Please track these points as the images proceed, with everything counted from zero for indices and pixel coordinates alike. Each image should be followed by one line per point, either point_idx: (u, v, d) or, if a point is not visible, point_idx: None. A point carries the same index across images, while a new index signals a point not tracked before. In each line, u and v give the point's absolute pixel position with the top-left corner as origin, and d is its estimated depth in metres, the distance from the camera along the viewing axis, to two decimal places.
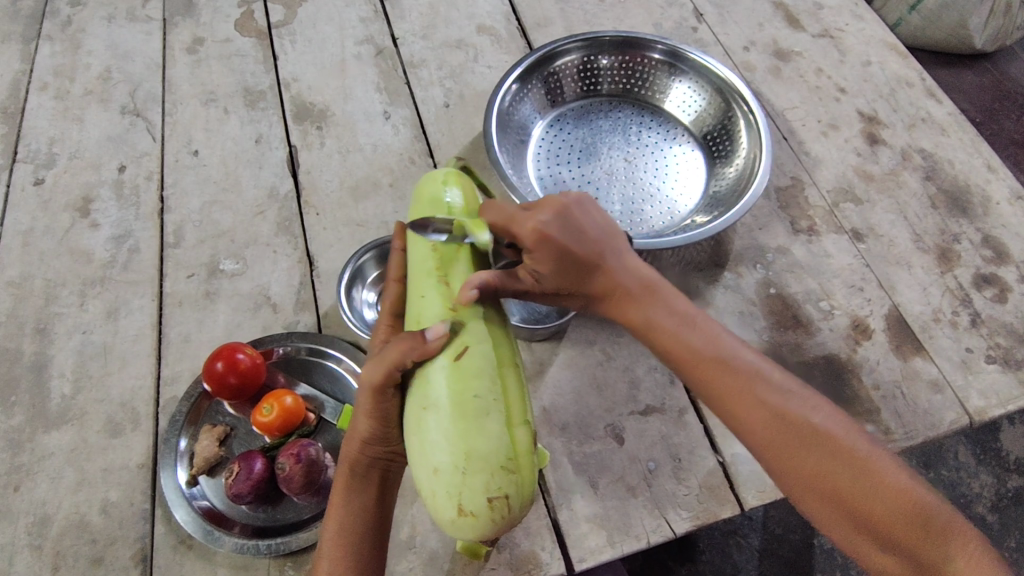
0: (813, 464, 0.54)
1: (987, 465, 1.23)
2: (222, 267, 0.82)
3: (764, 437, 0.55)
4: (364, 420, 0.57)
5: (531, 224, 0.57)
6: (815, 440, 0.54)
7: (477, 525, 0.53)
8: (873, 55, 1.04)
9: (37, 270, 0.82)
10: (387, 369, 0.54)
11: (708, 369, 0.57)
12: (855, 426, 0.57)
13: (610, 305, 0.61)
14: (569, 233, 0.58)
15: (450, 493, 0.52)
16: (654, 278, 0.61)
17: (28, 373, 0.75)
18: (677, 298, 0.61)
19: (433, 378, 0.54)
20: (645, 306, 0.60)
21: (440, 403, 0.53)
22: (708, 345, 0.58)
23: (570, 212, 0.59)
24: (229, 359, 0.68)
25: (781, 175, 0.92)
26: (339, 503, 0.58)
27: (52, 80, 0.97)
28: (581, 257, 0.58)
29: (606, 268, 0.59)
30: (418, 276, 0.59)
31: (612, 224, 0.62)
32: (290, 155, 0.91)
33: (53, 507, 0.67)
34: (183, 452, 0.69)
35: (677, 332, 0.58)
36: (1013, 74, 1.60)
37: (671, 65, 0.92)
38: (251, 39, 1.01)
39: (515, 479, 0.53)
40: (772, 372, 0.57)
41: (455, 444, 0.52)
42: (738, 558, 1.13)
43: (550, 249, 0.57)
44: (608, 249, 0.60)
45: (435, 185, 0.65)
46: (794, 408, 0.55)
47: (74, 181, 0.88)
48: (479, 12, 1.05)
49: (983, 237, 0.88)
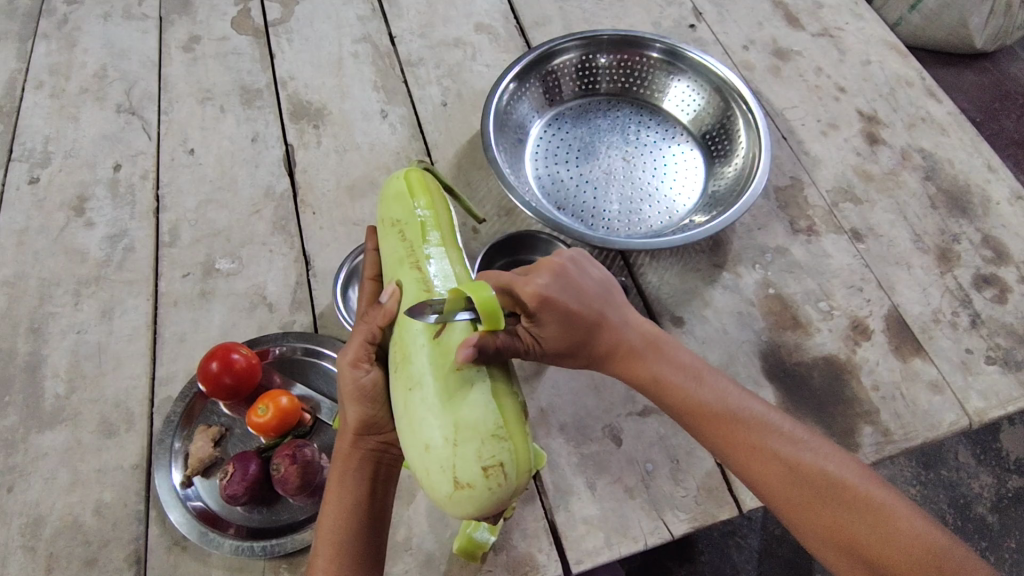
0: (829, 518, 0.55)
1: (987, 465, 1.22)
2: (218, 267, 0.81)
3: (783, 495, 0.56)
4: (352, 403, 0.58)
5: (531, 287, 0.55)
6: (830, 493, 0.56)
7: (476, 498, 0.51)
8: (873, 54, 1.04)
9: (31, 270, 0.81)
10: (360, 342, 0.58)
11: (722, 426, 0.58)
12: (866, 471, 0.58)
13: (615, 361, 0.61)
14: (569, 294, 0.58)
15: (444, 468, 0.51)
16: (655, 333, 0.63)
17: (22, 373, 0.74)
18: (679, 351, 0.62)
19: (413, 355, 0.55)
20: (649, 360, 0.61)
21: (424, 380, 0.53)
22: (718, 400, 0.59)
23: (567, 273, 0.59)
24: (224, 359, 0.67)
25: (780, 175, 0.92)
26: (333, 491, 0.58)
27: (48, 78, 0.96)
28: (583, 317, 0.58)
29: (608, 325, 0.60)
30: (392, 266, 0.61)
31: (608, 280, 0.63)
32: (287, 154, 0.90)
33: (46, 507, 0.67)
34: (177, 453, 0.68)
35: (685, 386, 0.60)
36: (1013, 73, 1.59)
37: (669, 63, 0.91)
38: (248, 38, 1.01)
39: (508, 446, 0.52)
40: (782, 423, 0.59)
41: (443, 416, 0.52)
42: (736, 558, 1.12)
43: (550, 311, 0.56)
44: (608, 305, 0.61)
45: (399, 183, 0.67)
46: (807, 459, 0.57)
47: (69, 180, 0.88)
48: (477, 10, 1.05)
49: (983, 237, 0.87)
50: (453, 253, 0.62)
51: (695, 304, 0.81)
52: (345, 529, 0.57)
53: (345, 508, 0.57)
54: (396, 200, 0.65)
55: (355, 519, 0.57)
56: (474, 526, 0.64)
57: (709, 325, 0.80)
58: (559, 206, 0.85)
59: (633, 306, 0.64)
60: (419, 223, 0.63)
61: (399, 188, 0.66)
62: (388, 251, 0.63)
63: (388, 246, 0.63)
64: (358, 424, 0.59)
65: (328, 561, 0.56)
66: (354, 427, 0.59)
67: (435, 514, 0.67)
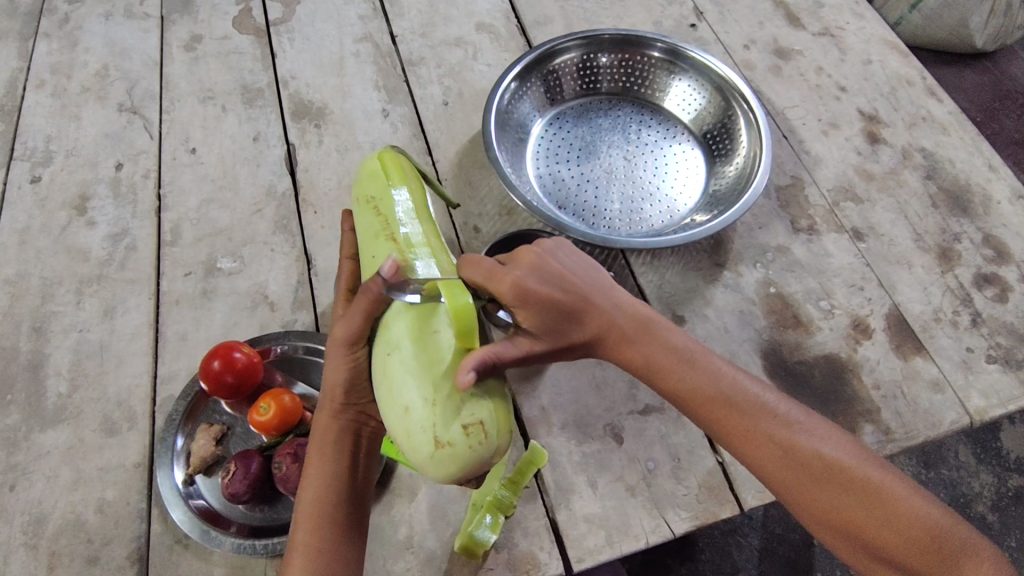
0: (828, 500, 0.55)
1: (987, 464, 1.22)
2: (220, 266, 0.82)
3: (781, 479, 0.56)
4: (337, 371, 0.60)
5: (510, 281, 0.55)
6: (828, 476, 0.56)
7: (458, 456, 0.53)
8: (874, 53, 1.04)
9: (33, 268, 0.81)
10: (358, 316, 0.58)
11: (717, 410, 0.58)
12: (864, 452, 0.58)
13: (607, 347, 0.61)
14: (549, 282, 0.57)
15: (425, 427, 0.53)
16: (647, 315, 0.62)
17: (24, 372, 0.74)
18: (672, 334, 0.62)
19: (392, 321, 0.57)
20: (641, 344, 0.60)
21: (402, 344, 0.56)
22: (712, 383, 0.59)
23: (546, 262, 0.58)
24: (225, 358, 0.67)
25: (781, 174, 0.92)
26: (313, 459, 0.59)
27: (49, 77, 0.96)
28: (566, 304, 0.58)
29: (596, 310, 0.60)
30: (369, 238, 0.64)
31: (590, 264, 0.62)
32: (289, 153, 0.90)
33: (48, 506, 0.67)
34: (179, 451, 0.68)
35: (678, 371, 0.60)
36: (1013, 73, 1.59)
37: (670, 63, 0.91)
38: (249, 38, 1.01)
39: (487, 407, 0.54)
40: (777, 406, 0.59)
41: (422, 378, 0.54)
42: (737, 557, 1.12)
43: (530, 302, 0.56)
44: (593, 289, 0.60)
45: (373, 164, 0.69)
46: (802, 441, 0.57)
47: (71, 179, 0.88)
48: (479, 10, 1.05)
49: (984, 236, 0.87)
50: (427, 226, 0.65)
51: (697, 303, 0.81)
52: (327, 503, 0.58)
53: (325, 476, 0.58)
54: (369, 175, 0.67)
55: (335, 486, 0.58)
56: (474, 525, 0.64)
57: (710, 325, 0.80)
58: (560, 205, 0.85)
59: (622, 289, 0.63)
60: (391, 197, 0.65)
61: (374, 168, 0.68)
62: (363, 225, 0.66)
63: (365, 223, 0.66)
64: (338, 392, 0.60)
65: (311, 534, 0.57)
66: (334, 396, 0.60)
67: (436, 512, 0.67)
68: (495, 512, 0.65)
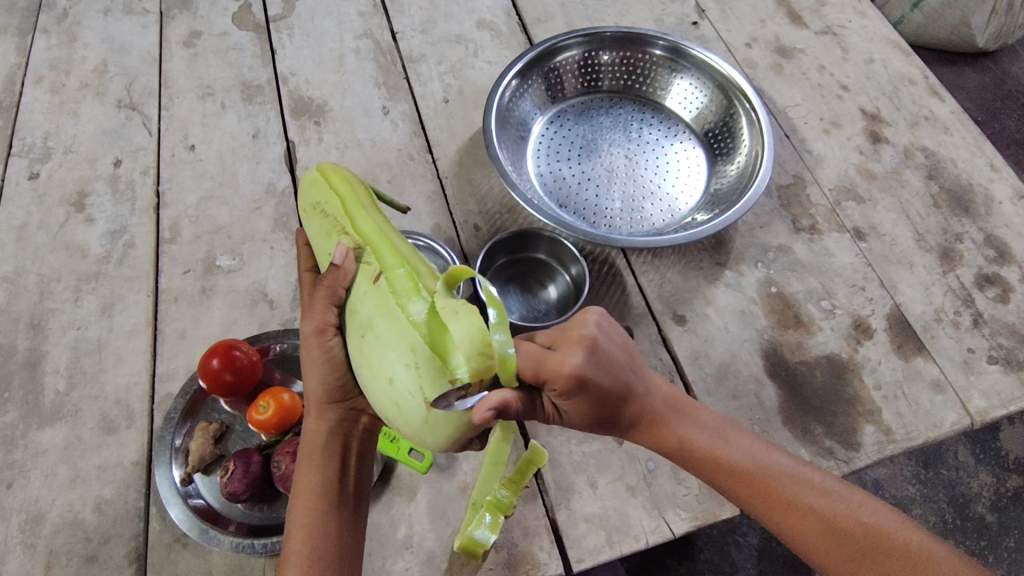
0: (870, 568, 0.55)
1: (986, 464, 1.22)
2: (219, 263, 0.81)
3: (820, 550, 0.56)
4: (316, 367, 0.59)
5: (568, 368, 0.51)
6: (870, 544, 0.55)
7: (452, 414, 0.51)
8: (876, 52, 1.03)
9: (31, 265, 0.81)
10: (324, 306, 0.59)
11: (756, 486, 0.58)
12: (902, 516, 0.58)
13: (643, 429, 0.59)
14: (601, 371, 0.53)
15: (412, 391, 0.52)
16: (676, 395, 0.61)
17: (22, 370, 0.74)
18: (702, 412, 0.61)
19: (359, 305, 0.57)
20: (675, 426, 0.59)
21: (373, 322, 0.55)
22: (749, 458, 0.59)
23: (598, 345, 0.54)
24: (225, 356, 0.67)
25: (783, 173, 0.91)
26: (303, 464, 0.59)
27: (48, 73, 0.96)
28: (613, 393, 0.54)
29: (637, 397, 0.57)
30: (321, 239, 0.63)
31: (630, 343, 0.58)
32: (288, 150, 0.90)
33: (46, 504, 0.67)
34: (177, 450, 0.68)
35: (712, 448, 0.59)
36: (1015, 73, 1.59)
37: (672, 61, 0.91)
38: (248, 34, 1.00)
39: None
40: (812, 475, 0.59)
41: (401, 350, 0.53)
42: (736, 557, 1.12)
43: (581, 391, 0.52)
44: (634, 373, 0.57)
45: (312, 182, 0.67)
46: (842, 510, 0.57)
47: (69, 175, 0.87)
48: (479, 6, 1.05)
49: (986, 236, 0.87)
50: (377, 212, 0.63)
51: (697, 303, 0.81)
52: (320, 502, 0.58)
53: (315, 480, 0.58)
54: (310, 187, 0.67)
55: (325, 491, 0.58)
56: (474, 525, 0.64)
57: (711, 325, 0.79)
58: (561, 203, 0.84)
59: (653, 369, 0.61)
60: (335, 197, 0.63)
61: (314, 179, 0.67)
62: (314, 233, 0.65)
63: (316, 230, 0.64)
64: (322, 390, 0.59)
65: (303, 539, 0.57)
66: (318, 395, 0.60)
67: (436, 512, 0.67)
68: (495, 512, 0.65)
